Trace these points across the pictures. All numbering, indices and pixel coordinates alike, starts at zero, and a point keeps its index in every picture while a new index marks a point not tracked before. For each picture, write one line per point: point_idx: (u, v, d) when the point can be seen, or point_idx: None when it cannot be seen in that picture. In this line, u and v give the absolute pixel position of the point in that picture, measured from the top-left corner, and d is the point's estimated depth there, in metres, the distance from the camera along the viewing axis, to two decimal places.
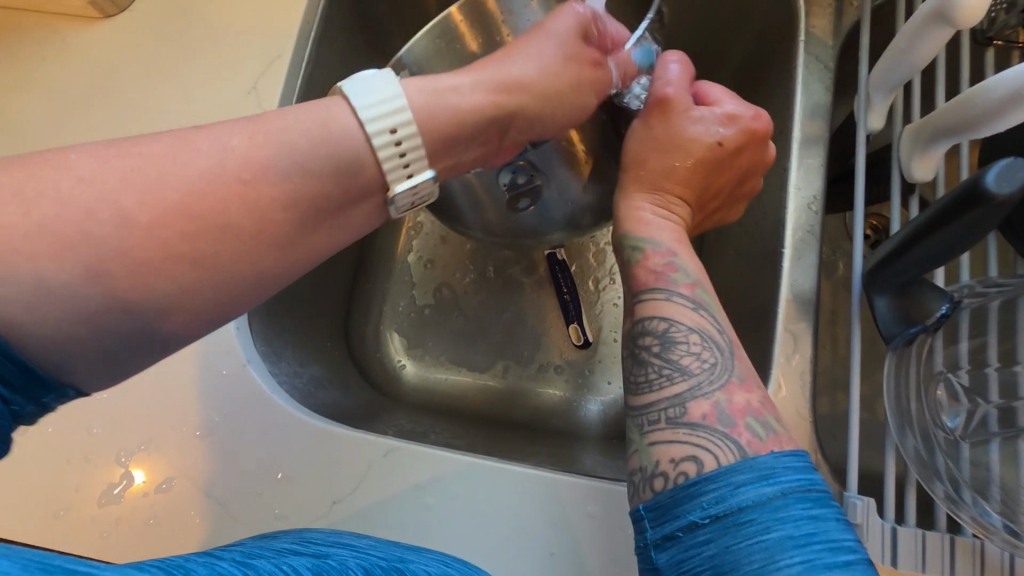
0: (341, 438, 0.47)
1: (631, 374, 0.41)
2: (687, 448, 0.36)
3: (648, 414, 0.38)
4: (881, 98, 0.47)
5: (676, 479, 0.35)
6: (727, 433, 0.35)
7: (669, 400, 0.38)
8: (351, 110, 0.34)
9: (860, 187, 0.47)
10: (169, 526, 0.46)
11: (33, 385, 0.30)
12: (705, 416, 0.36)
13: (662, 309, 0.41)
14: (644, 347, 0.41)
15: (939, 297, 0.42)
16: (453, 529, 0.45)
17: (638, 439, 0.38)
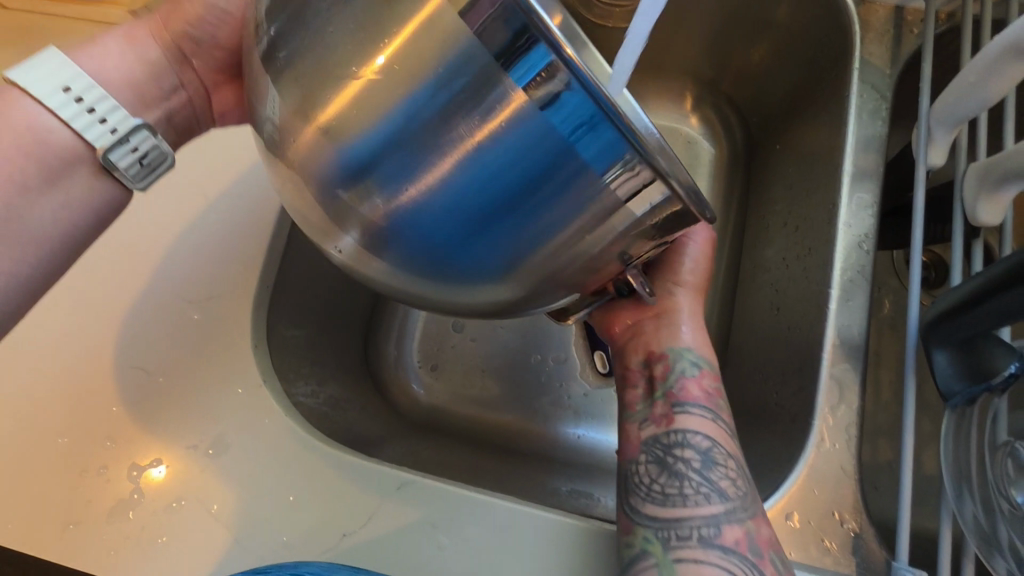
0: (353, 468, 0.46)
1: (659, 482, 0.41)
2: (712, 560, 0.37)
3: (677, 529, 0.38)
4: (944, 133, 0.44)
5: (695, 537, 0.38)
6: (755, 564, 0.37)
7: (703, 519, 0.38)
8: (54, 123, 0.42)
9: (918, 227, 0.44)
10: (174, 548, 0.45)
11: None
12: (738, 542, 0.38)
13: (708, 428, 0.42)
14: (682, 461, 0.41)
15: (1009, 354, 0.37)
16: (463, 570, 0.42)
17: (659, 551, 0.38)
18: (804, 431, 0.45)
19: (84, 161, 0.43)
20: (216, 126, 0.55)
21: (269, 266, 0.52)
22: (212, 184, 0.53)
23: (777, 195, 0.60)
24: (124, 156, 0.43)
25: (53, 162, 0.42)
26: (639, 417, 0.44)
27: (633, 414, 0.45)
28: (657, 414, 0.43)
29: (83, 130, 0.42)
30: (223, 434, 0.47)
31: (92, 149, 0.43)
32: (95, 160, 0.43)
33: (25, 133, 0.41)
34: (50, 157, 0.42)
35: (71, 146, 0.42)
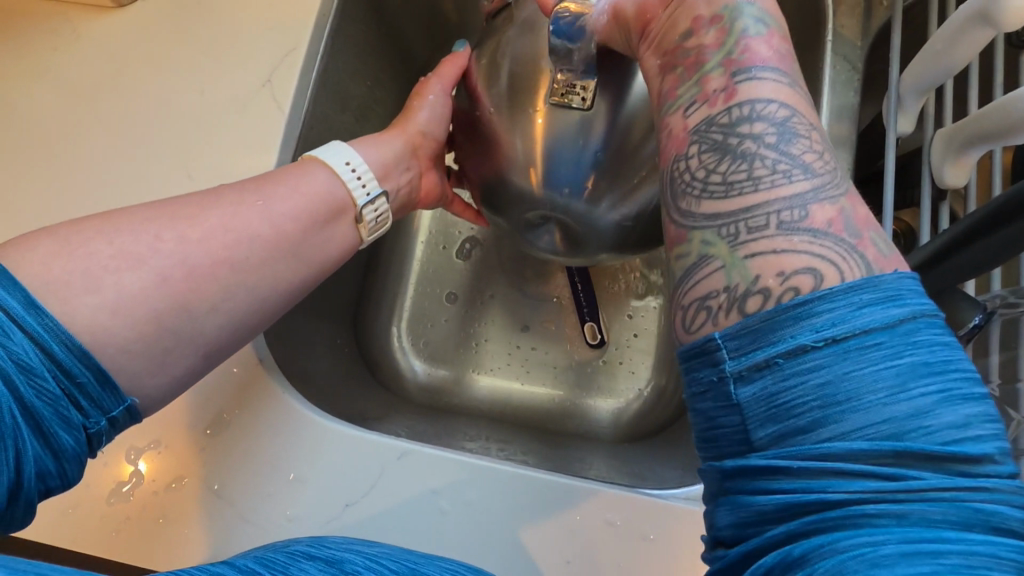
0: (352, 441, 0.47)
1: (720, 169, 0.32)
2: (804, 259, 0.29)
3: (748, 219, 0.31)
4: (913, 100, 0.46)
5: (780, 298, 0.28)
6: (854, 246, 0.29)
7: (784, 202, 0.30)
8: (332, 184, 0.45)
9: (889, 192, 0.46)
10: (177, 526, 0.45)
11: (105, 396, 0.34)
12: (830, 222, 0.30)
13: (784, 94, 0.33)
14: (749, 138, 0.32)
15: (972, 307, 0.40)
16: (465, 534, 0.44)
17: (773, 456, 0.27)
18: None
19: (345, 212, 0.46)
20: (199, 105, 0.54)
21: None
22: (198, 164, 0.53)
23: None
24: (368, 209, 0.47)
25: (320, 203, 0.44)
26: (683, 103, 0.36)
27: (677, 102, 0.37)
28: (712, 91, 0.35)
29: (340, 176, 0.46)
30: (220, 413, 0.47)
31: (353, 205, 0.47)
32: (350, 212, 0.46)
33: (307, 191, 0.44)
34: (320, 212, 0.44)
35: (340, 201, 0.46)
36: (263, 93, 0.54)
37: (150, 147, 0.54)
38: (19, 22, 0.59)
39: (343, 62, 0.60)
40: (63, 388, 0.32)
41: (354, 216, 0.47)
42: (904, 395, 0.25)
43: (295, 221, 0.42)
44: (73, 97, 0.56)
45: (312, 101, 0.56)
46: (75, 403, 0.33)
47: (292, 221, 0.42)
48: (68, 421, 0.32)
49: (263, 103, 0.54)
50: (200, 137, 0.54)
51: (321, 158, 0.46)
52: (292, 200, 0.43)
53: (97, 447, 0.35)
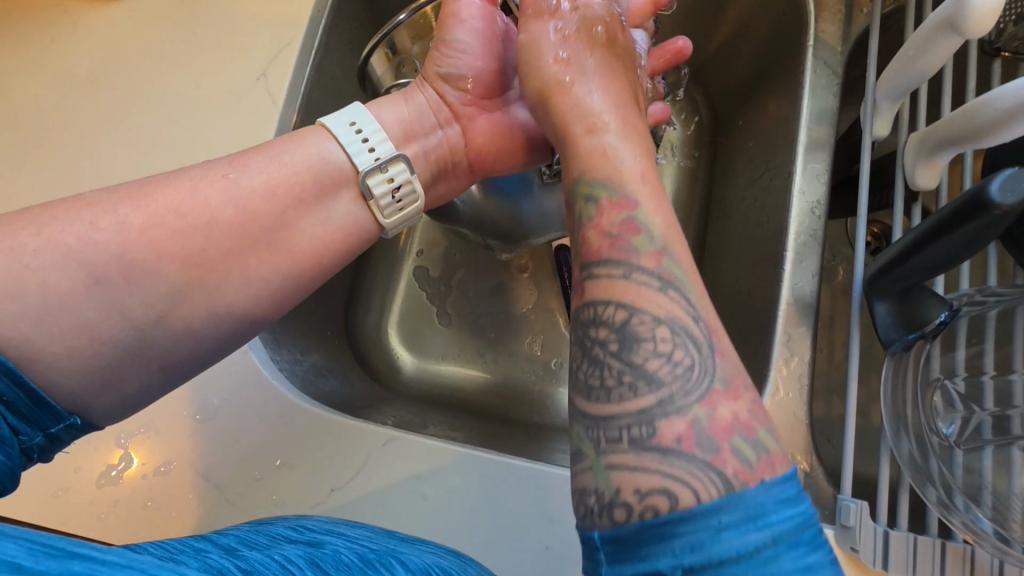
0: (339, 428, 0.47)
1: (581, 371, 0.33)
2: (658, 480, 0.29)
3: (608, 428, 0.31)
4: (888, 104, 0.47)
5: (640, 516, 0.28)
6: (707, 462, 0.29)
7: (632, 416, 0.31)
8: (334, 149, 0.40)
9: (864, 193, 0.47)
10: (165, 509, 0.46)
11: (39, 414, 0.32)
12: (680, 439, 0.30)
13: (636, 298, 0.33)
14: (597, 344, 0.33)
15: (939, 304, 0.42)
16: (447, 519, 0.45)
17: (593, 455, 0.31)
18: (762, 383, 0.49)
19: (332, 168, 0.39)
20: (193, 98, 0.55)
21: None
22: (192, 156, 0.54)
23: (738, 169, 0.63)
24: (382, 190, 0.40)
25: (314, 167, 0.39)
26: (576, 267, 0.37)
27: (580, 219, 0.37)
28: (607, 227, 0.36)
29: (340, 138, 0.40)
30: (210, 400, 0.48)
31: (355, 173, 0.40)
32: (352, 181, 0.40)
33: (308, 158, 0.39)
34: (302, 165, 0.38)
35: (339, 169, 0.39)
36: (257, 87, 0.55)
37: (143, 140, 0.55)
38: (18, 14, 0.60)
39: (337, 58, 0.61)
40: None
41: (361, 192, 0.40)
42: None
43: (279, 202, 0.37)
44: (70, 87, 0.57)
45: (305, 97, 0.57)
46: (5, 417, 0.30)
47: (262, 198, 0.37)
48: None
49: (257, 99, 0.55)
50: (195, 129, 0.55)
51: (327, 124, 0.40)
52: (277, 180, 0.38)
53: (37, 461, 0.33)
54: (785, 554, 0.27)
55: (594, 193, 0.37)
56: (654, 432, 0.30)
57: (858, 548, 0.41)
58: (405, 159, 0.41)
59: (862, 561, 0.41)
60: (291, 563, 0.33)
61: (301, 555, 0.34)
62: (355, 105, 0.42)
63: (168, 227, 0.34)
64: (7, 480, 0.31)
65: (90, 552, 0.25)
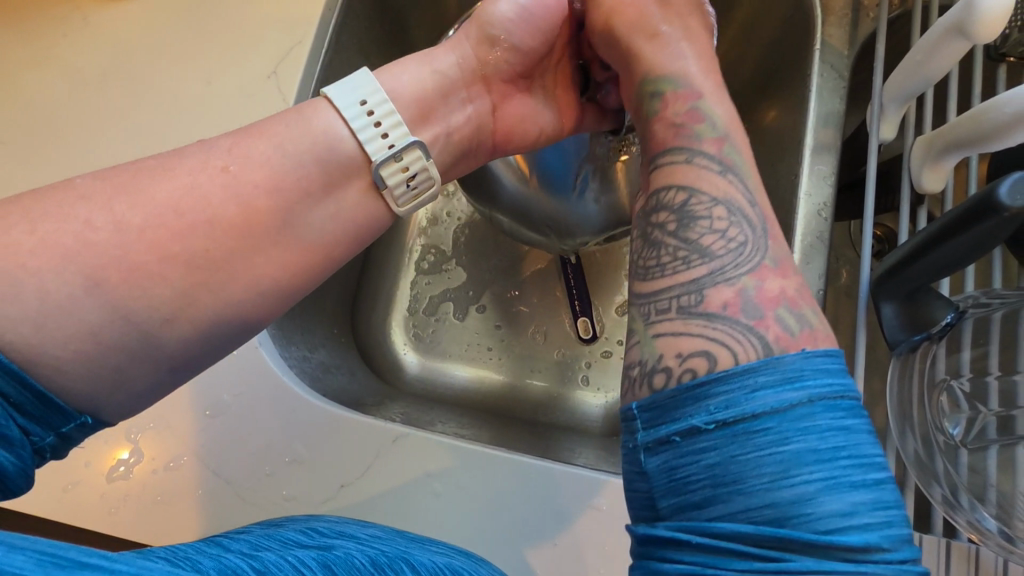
0: (348, 425, 0.48)
1: (640, 256, 0.37)
2: (700, 342, 0.32)
3: (656, 303, 0.34)
4: (895, 108, 0.48)
5: (681, 378, 0.31)
6: (750, 325, 0.31)
7: (684, 287, 0.34)
8: (343, 133, 0.38)
9: (871, 196, 0.48)
10: (174, 505, 0.46)
11: (49, 414, 0.31)
12: (726, 305, 0.32)
13: (696, 177, 0.37)
14: (659, 228, 0.36)
15: (945, 306, 0.42)
16: (457, 515, 0.45)
17: (642, 330, 0.34)
18: None
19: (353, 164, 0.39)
20: (203, 96, 0.56)
21: None
22: None
23: None
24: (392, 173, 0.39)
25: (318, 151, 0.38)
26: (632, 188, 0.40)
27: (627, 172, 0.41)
28: (647, 169, 0.39)
29: (347, 120, 0.38)
30: (220, 396, 0.48)
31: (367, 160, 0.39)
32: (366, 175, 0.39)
33: (299, 133, 0.38)
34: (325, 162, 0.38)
35: (349, 158, 0.38)
36: (268, 85, 0.55)
37: (154, 137, 0.55)
38: (29, 10, 0.60)
39: (347, 57, 0.61)
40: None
41: (373, 182, 0.39)
42: (788, 483, 0.28)
43: (285, 196, 0.37)
44: (81, 84, 0.57)
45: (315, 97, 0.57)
46: (16, 418, 0.30)
47: (263, 192, 0.36)
48: (9, 439, 0.29)
49: (268, 97, 0.55)
50: (206, 127, 0.55)
51: (331, 96, 0.39)
52: (279, 169, 0.37)
53: (48, 459, 0.33)
54: (816, 415, 0.29)
55: (660, 89, 0.41)
56: (708, 276, 0.34)
57: None
58: (420, 146, 0.40)
59: None
60: (304, 564, 0.33)
61: (314, 556, 0.34)
62: (362, 71, 0.40)
63: (188, 226, 0.34)
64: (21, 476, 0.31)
65: (100, 562, 0.26)
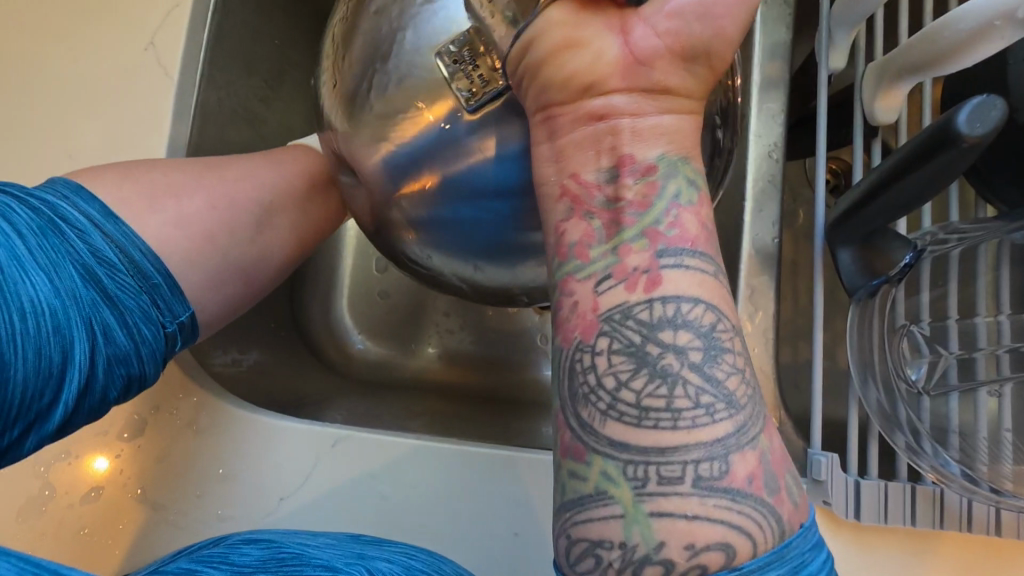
0: (283, 432, 0.44)
1: (634, 387, 0.27)
2: (718, 531, 0.26)
3: (662, 466, 0.27)
4: (843, 34, 0.44)
5: (688, 574, 0.26)
6: (771, 505, 0.27)
7: (703, 450, 0.27)
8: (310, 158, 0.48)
9: (823, 133, 0.44)
10: (101, 539, 0.42)
11: (178, 330, 0.39)
12: (751, 479, 0.27)
13: (709, 290, 0.29)
14: (669, 354, 0.28)
15: (903, 246, 0.40)
16: (410, 515, 0.42)
17: (627, 496, 0.27)
18: None
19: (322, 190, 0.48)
20: (74, 75, 0.48)
21: None
22: (80, 143, 0.47)
23: None
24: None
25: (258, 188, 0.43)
26: (596, 271, 0.29)
27: (589, 266, 0.30)
28: (632, 269, 0.29)
29: (319, 154, 0.48)
30: (138, 415, 0.44)
31: None
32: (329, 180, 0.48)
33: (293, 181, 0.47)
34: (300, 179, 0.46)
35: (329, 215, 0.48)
36: (148, 56, 0.48)
37: (20, 128, 0.47)
38: None
39: (241, 17, 0.54)
40: (141, 294, 0.36)
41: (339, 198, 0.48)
42: None
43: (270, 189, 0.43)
44: None
45: (207, 66, 0.50)
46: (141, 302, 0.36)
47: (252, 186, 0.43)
48: (134, 315, 0.36)
49: (150, 70, 0.48)
50: (79, 110, 0.48)
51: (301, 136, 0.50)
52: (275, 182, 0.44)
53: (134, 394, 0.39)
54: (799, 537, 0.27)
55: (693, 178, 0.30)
56: (718, 408, 0.27)
57: (830, 501, 0.41)
58: None
59: (834, 513, 0.41)
60: None
61: None
62: None
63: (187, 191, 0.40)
64: (180, 344, 0.40)
65: None
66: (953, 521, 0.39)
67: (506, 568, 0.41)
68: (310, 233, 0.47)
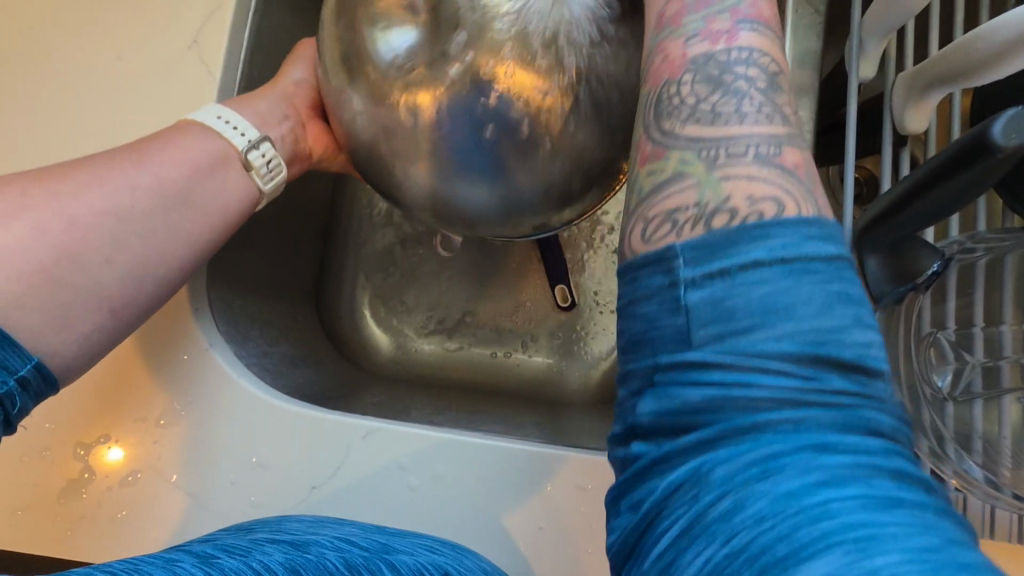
0: (314, 423, 0.45)
1: (710, 99, 0.28)
2: (770, 188, 0.26)
3: (729, 145, 0.27)
4: (875, 43, 0.44)
5: (746, 220, 0.26)
6: (811, 192, 0.27)
7: (762, 136, 0.27)
8: (209, 141, 0.45)
9: (852, 141, 0.45)
10: (136, 522, 0.43)
11: (6, 354, 0.34)
12: (798, 165, 0.27)
13: (765, 45, 0.29)
14: (742, 81, 0.28)
15: (932, 254, 0.40)
16: (437, 507, 0.43)
17: (703, 172, 0.27)
18: None
19: (231, 161, 0.46)
20: (117, 73, 0.50)
21: None
22: (121, 138, 0.48)
23: None
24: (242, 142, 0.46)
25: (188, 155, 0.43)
26: (687, 32, 0.30)
27: (673, 87, 0.29)
28: (715, 33, 0.29)
29: (216, 131, 0.45)
30: (174, 403, 0.45)
31: (236, 152, 0.46)
32: (235, 158, 0.46)
33: (179, 168, 0.43)
34: (201, 162, 0.43)
35: (241, 192, 0.46)
36: (189, 55, 0.49)
37: (64, 124, 0.49)
38: None
39: (277, 18, 0.55)
40: None
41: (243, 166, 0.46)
42: (829, 309, 0.25)
43: (166, 190, 0.41)
44: None
45: (245, 66, 0.51)
46: None
47: (173, 168, 0.42)
48: None
49: (191, 69, 0.49)
50: (122, 106, 0.49)
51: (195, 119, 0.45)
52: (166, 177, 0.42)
53: None
54: (843, 456, 0.23)
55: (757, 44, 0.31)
56: (770, 110, 0.28)
57: None
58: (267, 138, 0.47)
59: None
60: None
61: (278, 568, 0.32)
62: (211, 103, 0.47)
63: (69, 219, 0.37)
64: (29, 398, 0.35)
65: None
66: (974, 526, 0.40)
67: (531, 560, 0.42)
68: (232, 215, 0.45)
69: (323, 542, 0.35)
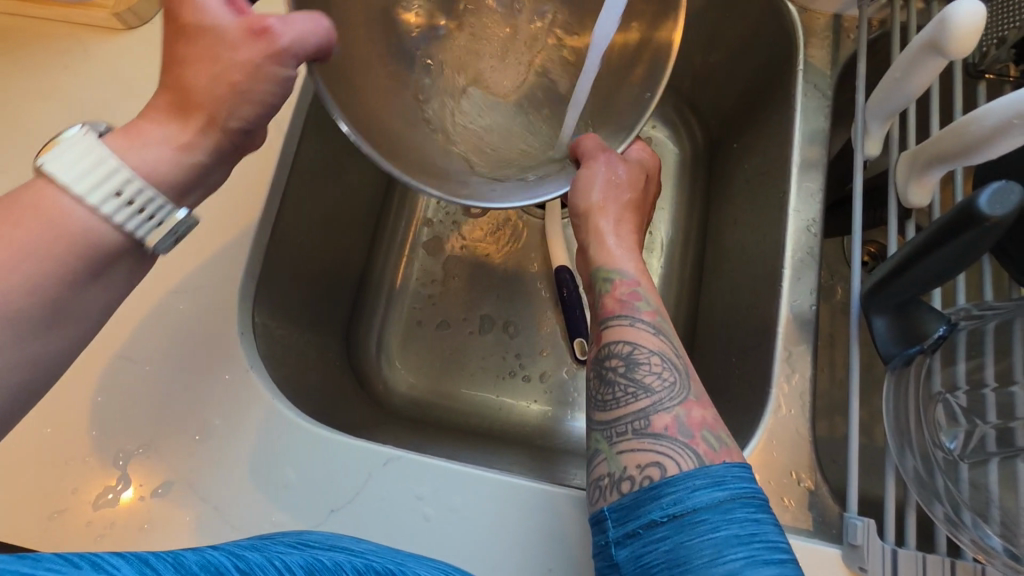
0: (337, 448, 0.47)
1: (599, 390, 0.42)
2: (652, 455, 0.38)
3: (618, 428, 0.40)
4: (877, 125, 0.48)
5: (640, 484, 0.37)
6: (686, 444, 0.38)
7: (635, 414, 0.40)
8: (74, 209, 0.33)
9: (858, 212, 0.48)
10: (162, 532, 0.45)
11: None
12: (666, 427, 0.39)
13: (641, 338, 0.43)
14: (610, 368, 0.43)
15: (937, 318, 0.42)
16: (448, 539, 0.44)
17: (607, 448, 0.40)
18: (763, 401, 0.48)
19: (124, 254, 0.36)
20: None
21: (256, 256, 0.53)
22: None
23: (734, 189, 0.65)
24: (144, 228, 0.36)
25: (73, 244, 0.34)
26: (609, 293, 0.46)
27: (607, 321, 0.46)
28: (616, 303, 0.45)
29: (89, 200, 0.34)
30: (209, 419, 0.48)
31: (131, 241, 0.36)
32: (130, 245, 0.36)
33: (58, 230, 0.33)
34: (82, 266, 0.34)
35: (109, 247, 0.35)
36: None
37: None
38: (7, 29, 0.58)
39: None
40: None
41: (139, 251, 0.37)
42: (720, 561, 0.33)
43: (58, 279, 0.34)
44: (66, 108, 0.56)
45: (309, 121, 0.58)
46: None
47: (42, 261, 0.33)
48: None
49: None
50: None
51: (50, 172, 0.33)
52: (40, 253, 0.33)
53: None
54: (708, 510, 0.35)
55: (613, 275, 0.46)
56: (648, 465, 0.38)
57: (866, 568, 0.40)
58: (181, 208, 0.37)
59: None
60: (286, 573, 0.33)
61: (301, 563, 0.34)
62: (74, 133, 0.35)
63: None
64: None
65: None
66: None
67: None
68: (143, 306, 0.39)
69: (360, 556, 0.37)
